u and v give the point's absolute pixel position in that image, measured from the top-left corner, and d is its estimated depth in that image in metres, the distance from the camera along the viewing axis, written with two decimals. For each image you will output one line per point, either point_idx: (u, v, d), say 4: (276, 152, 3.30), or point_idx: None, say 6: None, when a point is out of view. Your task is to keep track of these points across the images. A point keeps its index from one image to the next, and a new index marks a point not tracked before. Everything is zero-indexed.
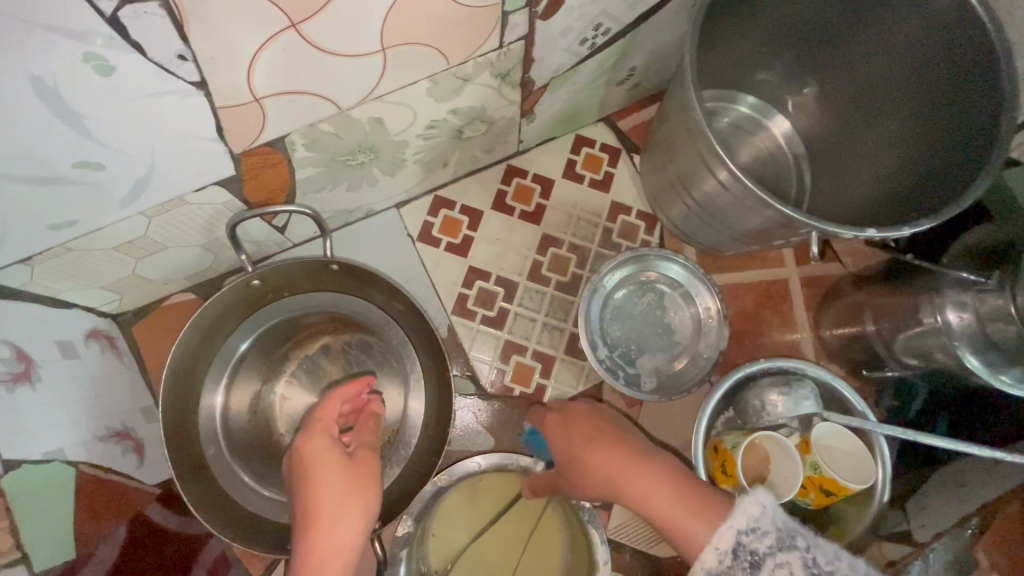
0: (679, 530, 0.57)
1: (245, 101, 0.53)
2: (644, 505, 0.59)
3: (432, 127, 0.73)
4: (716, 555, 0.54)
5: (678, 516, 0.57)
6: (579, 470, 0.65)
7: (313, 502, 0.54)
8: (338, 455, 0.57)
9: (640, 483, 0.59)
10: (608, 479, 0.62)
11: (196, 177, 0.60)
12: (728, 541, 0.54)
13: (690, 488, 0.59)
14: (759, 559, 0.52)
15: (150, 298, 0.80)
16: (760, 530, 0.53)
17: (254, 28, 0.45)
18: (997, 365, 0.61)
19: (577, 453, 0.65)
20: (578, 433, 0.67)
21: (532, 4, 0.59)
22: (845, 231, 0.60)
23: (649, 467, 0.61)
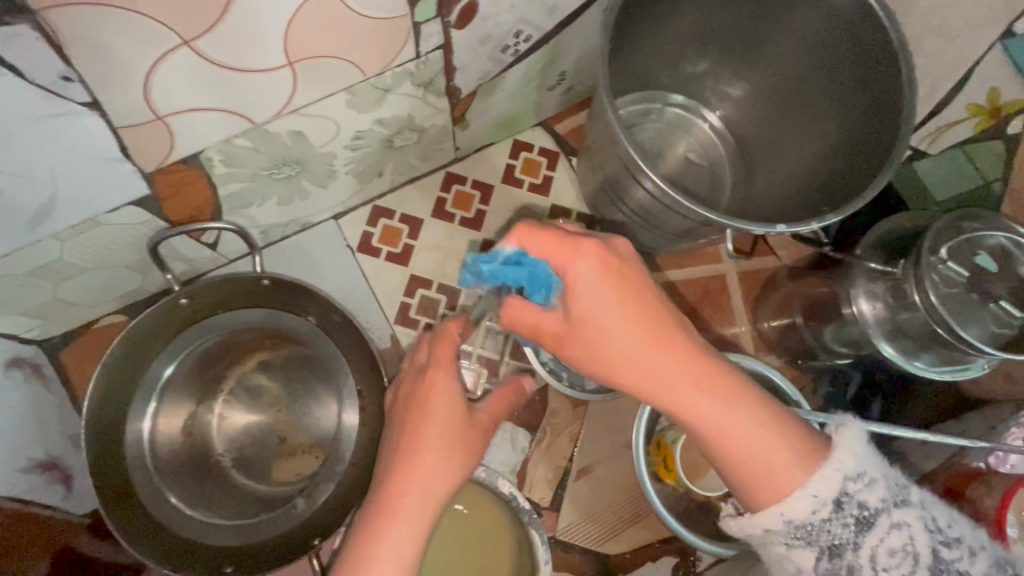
0: (764, 479, 0.47)
1: (147, 120, 0.52)
2: (715, 440, 0.48)
3: (359, 138, 0.73)
4: (812, 505, 0.46)
5: (773, 466, 0.47)
6: (603, 351, 0.48)
7: (437, 441, 0.53)
8: (462, 406, 0.55)
9: (721, 413, 0.47)
10: (665, 386, 0.47)
11: (107, 198, 0.58)
12: (832, 491, 0.46)
13: (790, 430, 0.48)
14: (870, 515, 0.46)
15: (77, 322, 0.78)
16: (868, 480, 0.46)
17: (141, 45, 0.44)
18: (907, 352, 0.65)
19: (607, 332, 0.47)
20: (618, 304, 0.47)
21: (443, 14, 0.59)
22: (755, 227, 0.62)
23: (736, 398, 0.47)
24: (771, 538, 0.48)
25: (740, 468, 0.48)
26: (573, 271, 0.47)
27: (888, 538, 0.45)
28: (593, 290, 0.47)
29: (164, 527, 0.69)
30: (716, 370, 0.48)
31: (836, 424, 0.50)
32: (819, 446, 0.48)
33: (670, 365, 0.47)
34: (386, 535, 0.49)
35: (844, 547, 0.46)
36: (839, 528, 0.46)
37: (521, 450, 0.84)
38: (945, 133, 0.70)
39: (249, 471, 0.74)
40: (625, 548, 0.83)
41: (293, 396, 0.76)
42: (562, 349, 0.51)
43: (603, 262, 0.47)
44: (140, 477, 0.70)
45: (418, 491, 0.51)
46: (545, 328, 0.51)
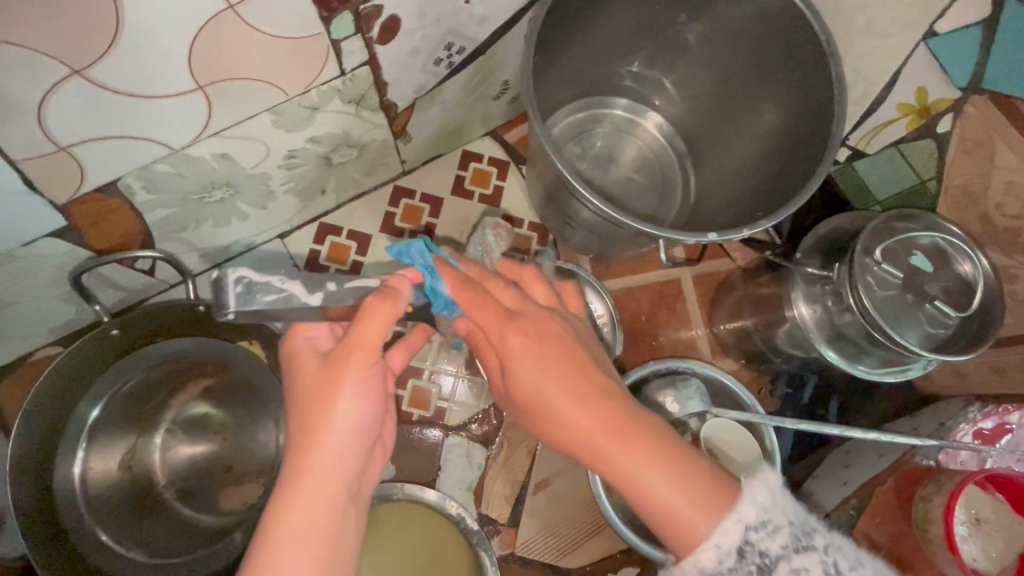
0: (674, 537, 0.46)
1: (50, 151, 0.50)
2: (634, 500, 0.47)
3: (293, 157, 0.71)
4: (716, 554, 0.45)
5: (679, 524, 0.45)
6: (536, 414, 0.50)
7: (306, 406, 0.48)
8: (316, 357, 0.50)
9: (636, 477, 0.46)
10: (592, 454, 0.48)
11: (21, 232, 0.57)
12: (733, 539, 0.45)
13: (699, 486, 0.46)
14: (771, 562, 0.44)
15: (10, 357, 0.75)
16: (770, 527, 0.45)
17: (26, 76, 0.43)
18: (850, 356, 0.66)
19: (541, 406, 0.49)
20: (546, 368, 0.49)
21: (364, 30, 0.57)
22: (688, 237, 0.61)
23: (652, 457, 0.46)
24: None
25: (661, 528, 0.47)
26: (506, 341, 0.50)
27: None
28: (527, 357, 0.50)
29: (96, 565, 0.68)
30: (634, 430, 0.47)
31: (748, 476, 0.48)
32: (726, 497, 0.46)
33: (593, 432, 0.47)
34: (284, 520, 0.44)
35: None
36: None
37: (478, 465, 0.83)
38: (880, 133, 0.71)
39: (193, 502, 0.72)
40: (585, 561, 0.82)
41: (239, 422, 0.73)
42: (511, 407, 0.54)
43: (524, 337, 0.50)
44: (72, 515, 0.68)
45: (306, 476, 0.46)
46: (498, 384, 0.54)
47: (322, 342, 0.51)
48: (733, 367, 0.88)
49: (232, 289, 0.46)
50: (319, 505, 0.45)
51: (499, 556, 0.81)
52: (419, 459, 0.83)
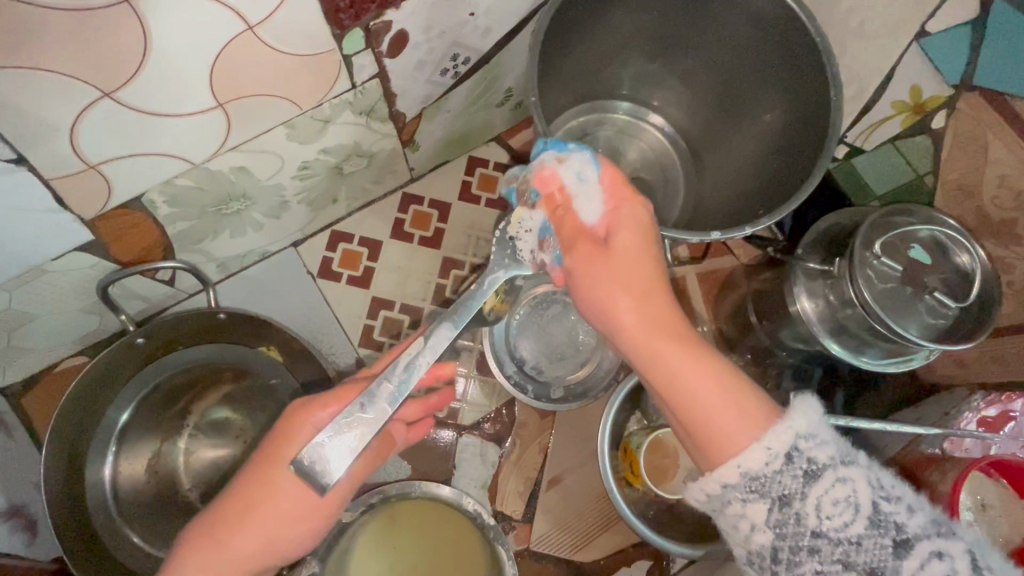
0: (714, 435, 0.45)
1: (79, 169, 0.52)
2: (682, 390, 0.47)
3: (306, 168, 0.74)
4: (765, 457, 0.43)
5: (727, 423, 0.45)
6: (618, 277, 0.51)
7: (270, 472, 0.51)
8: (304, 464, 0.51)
9: (695, 365, 0.47)
10: (663, 326, 0.49)
11: (50, 247, 0.59)
12: (783, 444, 0.42)
13: (757, 398, 0.46)
14: (817, 468, 0.41)
15: (37, 367, 0.78)
16: (818, 437, 0.42)
17: (60, 100, 0.45)
18: (853, 348, 0.68)
19: (637, 267, 0.51)
20: (648, 245, 0.52)
21: (374, 45, 0.60)
22: (692, 236, 0.63)
23: (711, 357, 0.48)
24: (726, 495, 0.44)
25: (697, 426, 0.46)
26: (623, 212, 0.54)
27: (833, 489, 0.41)
28: (639, 230, 0.53)
29: (131, 567, 0.71)
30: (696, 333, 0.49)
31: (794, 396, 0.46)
32: (772, 412, 0.45)
33: (666, 309, 0.50)
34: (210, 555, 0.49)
35: (793, 496, 0.41)
36: (788, 479, 0.42)
37: (491, 463, 0.85)
38: (876, 131, 0.73)
39: None
40: (599, 554, 0.84)
41: (258, 427, 0.75)
42: (577, 272, 0.53)
43: (640, 213, 0.54)
44: (102, 519, 0.71)
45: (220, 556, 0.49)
46: (582, 247, 0.53)
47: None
48: (739, 362, 0.90)
49: (313, 473, 0.47)
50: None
51: (514, 551, 0.83)
52: (433, 459, 0.85)
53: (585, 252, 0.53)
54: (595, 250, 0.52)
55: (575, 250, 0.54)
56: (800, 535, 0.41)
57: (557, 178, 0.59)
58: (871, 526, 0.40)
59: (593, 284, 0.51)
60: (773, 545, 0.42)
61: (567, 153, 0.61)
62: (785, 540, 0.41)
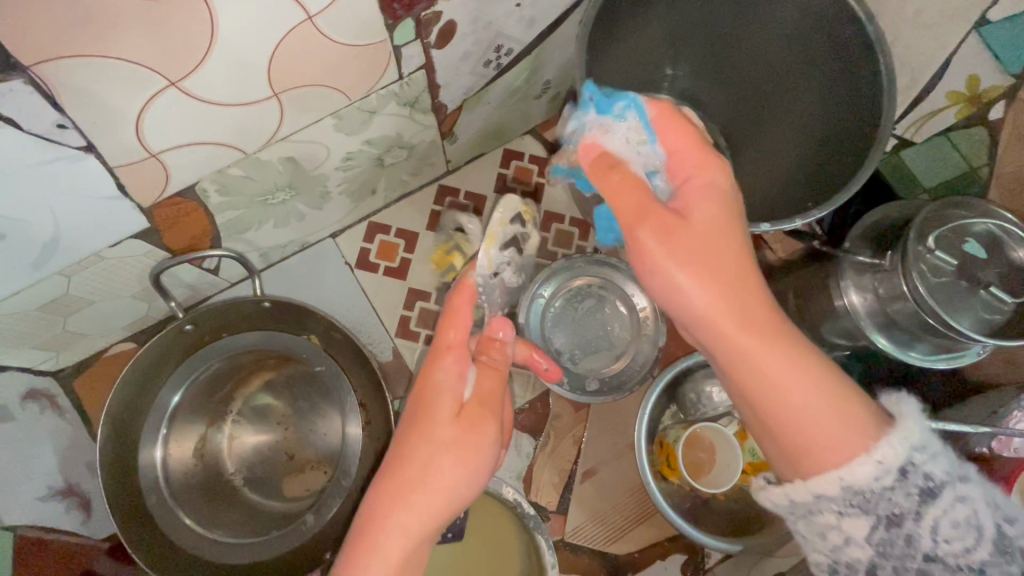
0: (815, 440, 0.45)
1: (142, 158, 0.53)
2: (784, 394, 0.46)
3: (350, 159, 0.75)
4: (876, 471, 0.43)
5: (830, 427, 0.45)
6: (703, 256, 0.47)
7: (423, 415, 0.53)
8: (454, 403, 0.53)
9: (795, 363, 0.46)
10: (758, 322, 0.46)
11: (109, 234, 0.61)
12: (896, 458, 0.43)
13: (855, 395, 0.46)
14: (935, 487, 0.43)
15: (89, 352, 0.81)
16: (930, 451, 0.43)
17: (131, 90, 0.46)
18: (901, 343, 0.69)
19: (719, 249, 0.48)
20: (730, 222, 0.49)
21: (423, 36, 0.60)
22: (740, 228, 0.62)
23: (811, 354, 0.46)
24: (821, 505, 0.45)
25: (798, 431, 0.46)
26: (699, 191, 0.50)
27: (953, 511, 0.42)
28: (717, 204, 0.50)
29: (179, 546, 0.72)
30: (788, 324, 0.47)
31: (893, 398, 0.47)
32: (873, 419, 0.45)
33: (759, 300, 0.47)
34: (387, 516, 0.49)
35: (905, 516, 0.43)
36: (901, 497, 0.43)
37: (526, 455, 0.85)
38: (927, 122, 0.73)
39: (261, 488, 0.77)
40: (634, 548, 0.84)
41: (300, 413, 0.79)
42: (653, 259, 0.49)
43: (719, 189, 0.50)
44: (154, 499, 0.73)
45: (403, 498, 0.49)
46: (653, 219, 0.49)
47: (463, 386, 0.54)
48: None
49: None
50: (403, 536, 0.48)
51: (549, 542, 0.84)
52: None
53: (659, 226, 0.49)
54: (672, 225, 0.49)
55: (645, 223, 0.49)
56: (910, 556, 0.43)
57: (603, 146, 0.56)
58: (996, 552, 0.42)
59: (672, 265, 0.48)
60: (873, 560, 0.44)
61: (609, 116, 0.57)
62: (888, 558, 0.43)
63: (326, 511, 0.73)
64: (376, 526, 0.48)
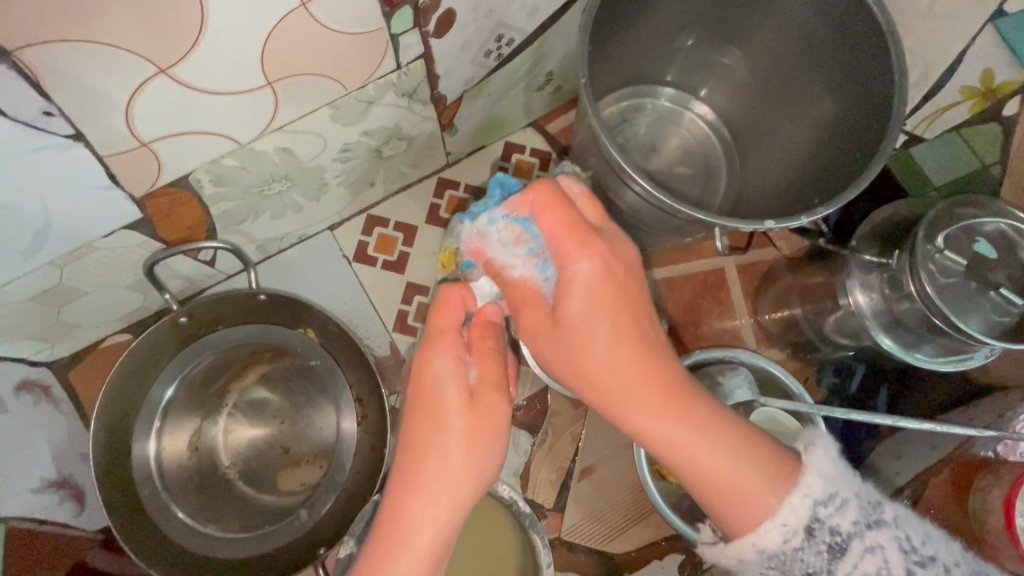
0: (730, 508, 0.46)
1: (132, 147, 0.52)
2: (686, 468, 0.47)
3: (347, 151, 0.74)
4: (783, 532, 0.45)
5: (735, 486, 0.45)
6: (581, 347, 0.49)
7: (425, 409, 0.51)
8: (460, 388, 0.51)
9: (687, 437, 0.46)
10: (649, 401, 0.47)
11: (100, 224, 0.60)
12: (800, 517, 0.44)
13: (761, 452, 0.46)
14: (843, 541, 0.44)
15: (84, 343, 0.80)
16: (838, 504, 0.44)
17: (120, 77, 0.45)
18: (908, 344, 0.68)
19: (597, 332, 0.48)
20: (610, 304, 0.48)
21: (421, 24, 0.59)
22: (746, 225, 0.60)
23: (710, 421, 0.46)
24: (748, 566, 0.48)
25: (708, 493, 0.47)
26: (573, 274, 0.49)
27: (862, 563, 0.44)
28: (591, 278, 0.49)
29: (174, 540, 0.72)
30: (682, 391, 0.47)
31: (807, 444, 0.48)
32: (781, 474, 0.45)
33: (648, 377, 0.47)
34: (407, 515, 0.48)
35: (820, 574, 0.45)
36: (813, 556, 0.44)
37: (524, 452, 0.84)
38: (939, 118, 0.72)
39: (257, 483, 0.76)
40: (631, 547, 0.83)
41: (296, 408, 0.78)
42: (550, 354, 0.52)
43: (598, 269, 0.48)
44: (148, 491, 0.73)
45: (424, 492, 0.49)
46: (532, 316, 0.53)
47: (466, 370, 0.52)
48: (778, 357, 0.87)
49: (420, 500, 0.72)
50: (433, 529, 0.48)
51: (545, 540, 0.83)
52: None
53: (540, 322, 0.52)
54: (548, 321, 0.51)
55: (535, 325, 0.53)
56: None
57: (488, 255, 0.58)
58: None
59: (558, 358, 0.51)
60: None
61: (481, 220, 0.60)
62: None
63: (320, 506, 0.73)
64: (399, 524, 0.48)
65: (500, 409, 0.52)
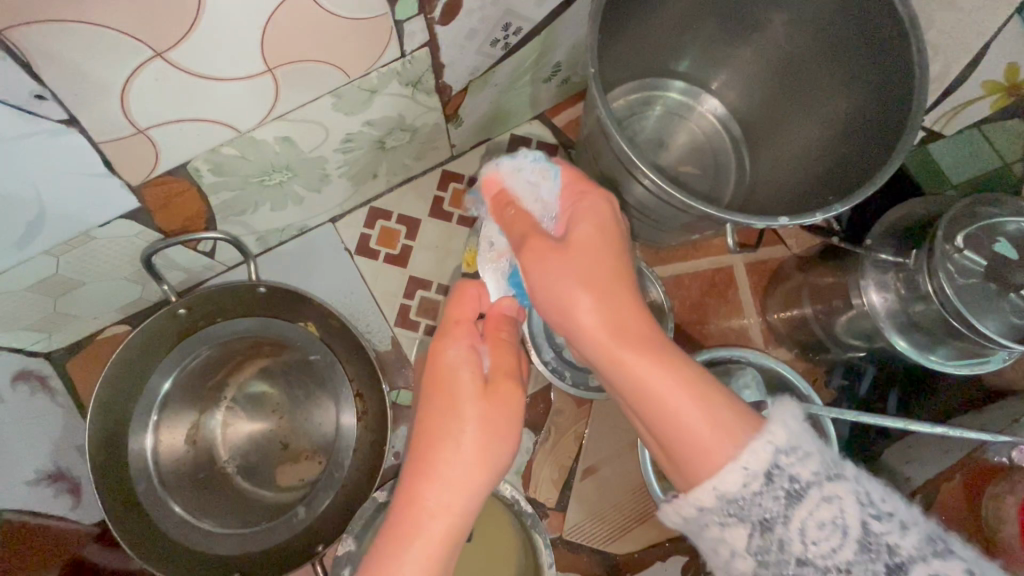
0: (686, 449, 0.44)
1: (128, 134, 0.51)
2: (648, 402, 0.45)
3: (349, 141, 0.72)
4: (744, 477, 0.42)
5: (702, 438, 0.43)
6: (583, 277, 0.48)
7: (434, 395, 0.50)
8: (473, 376, 0.51)
9: (666, 379, 0.44)
10: (626, 327, 0.46)
11: (97, 214, 0.59)
12: (761, 462, 0.42)
13: (723, 400, 0.45)
14: (801, 488, 0.41)
15: (82, 333, 0.79)
16: (801, 452, 0.42)
17: (113, 60, 0.44)
18: (923, 346, 0.66)
19: (600, 266, 0.48)
20: (605, 239, 0.50)
21: (426, 11, 0.57)
22: (759, 221, 0.58)
23: (679, 360, 0.46)
24: (704, 518, 0.44)
25: (669, 440, 0.45)
26: (580, 207, 0.52)
27: (817, 511, 0.40)
28: (598, 221, 0.51)
29: (171, 535, 0.71)
30: (657, 331, 0.47)
31: (774, 403, 0.45)
32: (747, 420, 0.44)
33: (630, 306, 0.48)
34: (419, 505, 0.47)
35: (776, 521, 0.41)
36: (769, 501, 0.41)
37: (526, 450, 0.82)
38: (959, 114, 0.71)
39: (255, 477, 0.75)
40: (633, 548, 0.82)
41: (295, 402, 0.77)
42: (533, 273, 0.50)
43: (603, 212, 0.52)
44: (145, 485, 0.72)
45: (437, 479, 0.48)
46: (533, 244, 0.50)
47: (480, 359, 0.52)
48: (786, 357, 0.86)
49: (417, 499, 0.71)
50: (446, 515, 0.47)
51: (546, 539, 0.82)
52: None
53: (540, 251, 0.50)
54: (549, 250, 0.49)
55: (526, 248, 0.51)
56: (784, 561, 0.41)
57: (506, 187, 0.58)
58: (861, 552, 0.39)
59: (553, 285, 0.48)
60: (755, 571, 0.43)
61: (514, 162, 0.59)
62: (767, 567, 0.42)
63: (320, 504, 0.72)
64: (410, 509, 0.47)
65: (516, 396, 0.51)
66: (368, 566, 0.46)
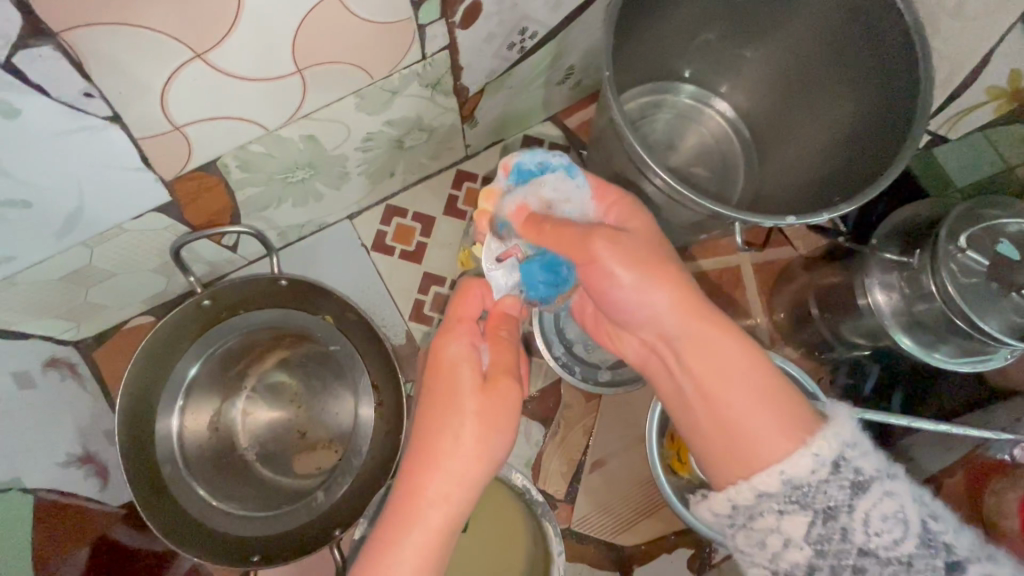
0: (750, 436, 0.48)
1: (165, 130, 0.54)
2: (719, 387, 0.50)
3: (370, 140, 0.74)
4: (812, 463, 0.44)
5: (767, 426, 0.47)
6: (647, 267, 0.51)
7: (433, 389, 0.53)
8: (474, 373, 0.53)
9: (737, 367, 0.50)
10: (701, 312, 0.51)
11: (131, 207, 0.61)
12: (829, 451, 0.44)
13: (786, 391, 0.49)
14: (864, 480, 0.43)
15: (109, 323, 0.83)
16: (862, 448, 0.44)
17: (156, 61, 0.46)
18: (926, 344, 0.68)
19: (649, 252, 0.53)
20: (654, 235, 0.56)
21: (448, 15, 0.59)
22: (766, 220, 0.60)
23: (747, 349, 0.50)
24: (762, 506, 0.46)
25: (731, 421, 0.49)
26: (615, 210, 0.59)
27: (882, 504, 0.42)
28: (642, 223, 0.57)
29: (195, 518, 0.74)
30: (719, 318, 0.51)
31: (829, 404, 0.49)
32: (808, 414, 0.47)
33: (698, 295, 0.52)
34: (421, 494, 0.49)
35: (838, 509, 0.43)
36: (835, 490, 0.43)
37: (535, 443, 0.84)
38: (964, 118, 0.73)
39: (274, 464, 0.78)
40: (640, 540, 0.84)
41: (312, 393, 0.79)
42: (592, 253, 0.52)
43: (635, 212, 0.59)
44: (170, 469, 0.75)
45: (438, 470, 0.50)
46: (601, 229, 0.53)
47: (479, 356, 0.54)
48: (792, 355, 0.87)
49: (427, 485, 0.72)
50: (445, 505, 0.49)
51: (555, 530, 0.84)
52: None
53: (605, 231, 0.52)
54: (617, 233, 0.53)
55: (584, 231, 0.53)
56: (844, 551, 0.43)
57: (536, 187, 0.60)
58: (922, 545, 0.41)
59: (613, 264, 0.51)
60: (810, 562, 0.44)
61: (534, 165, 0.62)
62: (826, 558, 0.43)
63: (337, 490, 0.74)
64: (411, 498, 0.49)
65: (516, 390, 0.53)
66: (372, 548, 0.48)
